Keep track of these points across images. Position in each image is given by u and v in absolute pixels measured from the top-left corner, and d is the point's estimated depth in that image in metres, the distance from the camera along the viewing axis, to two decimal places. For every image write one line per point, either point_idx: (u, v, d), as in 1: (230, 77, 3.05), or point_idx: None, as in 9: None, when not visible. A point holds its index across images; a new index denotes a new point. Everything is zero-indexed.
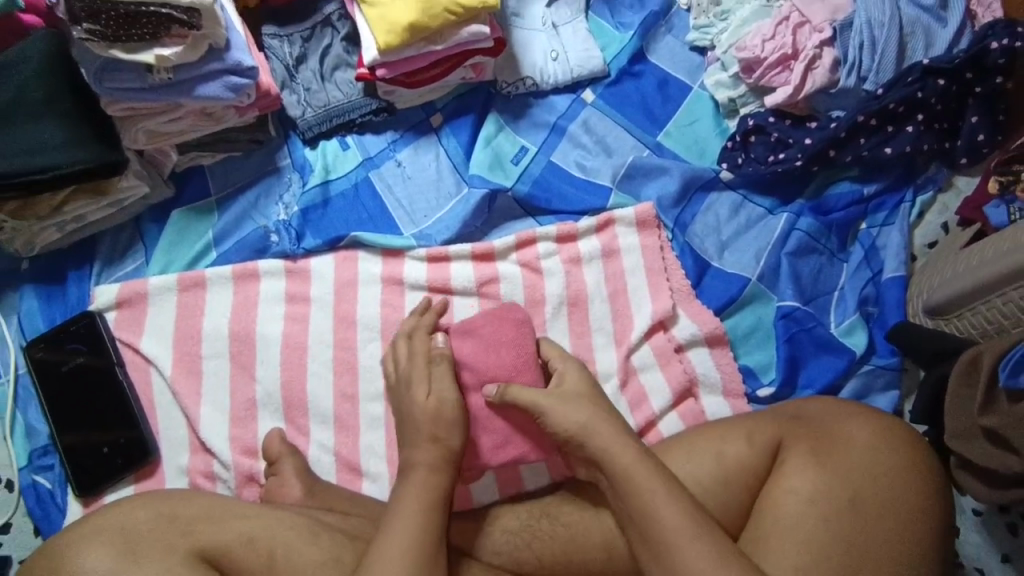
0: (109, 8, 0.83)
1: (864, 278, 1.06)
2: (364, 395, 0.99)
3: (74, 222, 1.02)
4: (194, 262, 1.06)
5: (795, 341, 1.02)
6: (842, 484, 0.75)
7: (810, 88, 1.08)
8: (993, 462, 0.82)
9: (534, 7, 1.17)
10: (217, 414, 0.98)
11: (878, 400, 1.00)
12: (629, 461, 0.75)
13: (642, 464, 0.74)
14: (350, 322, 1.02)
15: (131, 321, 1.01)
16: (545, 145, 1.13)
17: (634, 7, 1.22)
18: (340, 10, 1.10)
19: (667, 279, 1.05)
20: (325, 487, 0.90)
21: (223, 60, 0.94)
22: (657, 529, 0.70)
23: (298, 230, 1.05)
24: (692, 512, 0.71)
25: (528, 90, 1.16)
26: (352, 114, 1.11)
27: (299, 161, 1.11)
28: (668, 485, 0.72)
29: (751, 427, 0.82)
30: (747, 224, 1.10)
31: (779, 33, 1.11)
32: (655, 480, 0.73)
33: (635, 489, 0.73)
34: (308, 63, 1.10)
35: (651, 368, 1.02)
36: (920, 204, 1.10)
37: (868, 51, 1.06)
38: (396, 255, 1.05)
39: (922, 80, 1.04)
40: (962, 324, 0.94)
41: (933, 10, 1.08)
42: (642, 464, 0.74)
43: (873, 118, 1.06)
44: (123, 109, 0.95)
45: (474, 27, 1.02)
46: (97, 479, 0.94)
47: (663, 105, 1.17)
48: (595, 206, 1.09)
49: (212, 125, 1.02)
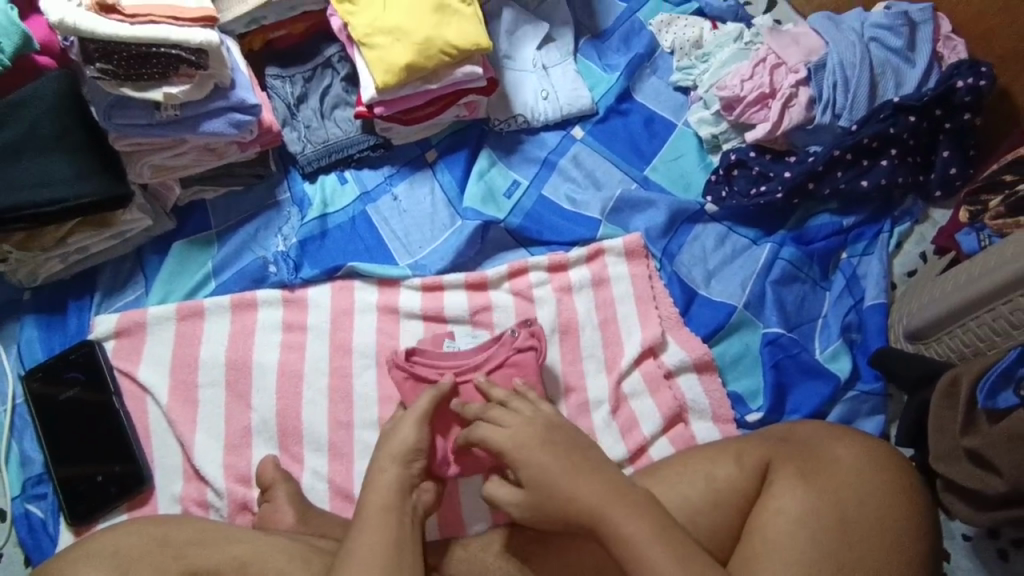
0: (122, 49, 0.88)
1: (846, 305, 1.09)
2: (360, 422, 1.00)
3: (78, 253, 1.05)
4: (193, 292, 1.08)
5: (780, 367, 1.04)
6: (830, 503, 0.77)
7: (788, 125, 1.13)
8: (974, 481, 0.84)
9: (526, 50, 1.23)
10: (212, 441, 0.99)
11: (864, 424, 1.02)
12: (617, 518, 0.71)
13: (634, 509, 0.72)
14: (346, 349, 1.04)
15: (129, 350, 1.03)
16: (536, 179, 1.17)
17: (620, 50, 1.29)
18: (340, 53, 1.16)
19: (655, 307, 1.08)
20: (318, 514, 0.90)
21: (228, 98, 0.98)
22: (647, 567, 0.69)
23: (296, 261, 1.08)
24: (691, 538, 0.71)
25: (519, 127, 1.21)
26: (350, 150, 1.15)
27: (299, 195, 1.14)
28: (659, 531, 0.70)
29: (739, 448, 0.84)
30: (732, 254, 1.14)
31: (757, 73, 1.17)
32: (647, 530, 0.70)
33: (628, 539, 0.70)
34: (309, 102, 1.15)
35: (642, 395, 1.03)
36: (898, 234, 1.14)
37: (841, 90, 1.12)
38: (392, 285, 1.08)
39: (894, 117, 1.09)
40: (942, 348, 0.96)
41: (902, 52, 1.14)
42: (639, 521, 0.71)
43: (848, 152, 1.11)
44: (129, 144, 0.99)
45: (468, 67, 1.07)
46: (90, 508, 0.94)
47: (649, 141, 1.23)
48: (585, 237, 1.12)
49: (215, 159, 1.06)
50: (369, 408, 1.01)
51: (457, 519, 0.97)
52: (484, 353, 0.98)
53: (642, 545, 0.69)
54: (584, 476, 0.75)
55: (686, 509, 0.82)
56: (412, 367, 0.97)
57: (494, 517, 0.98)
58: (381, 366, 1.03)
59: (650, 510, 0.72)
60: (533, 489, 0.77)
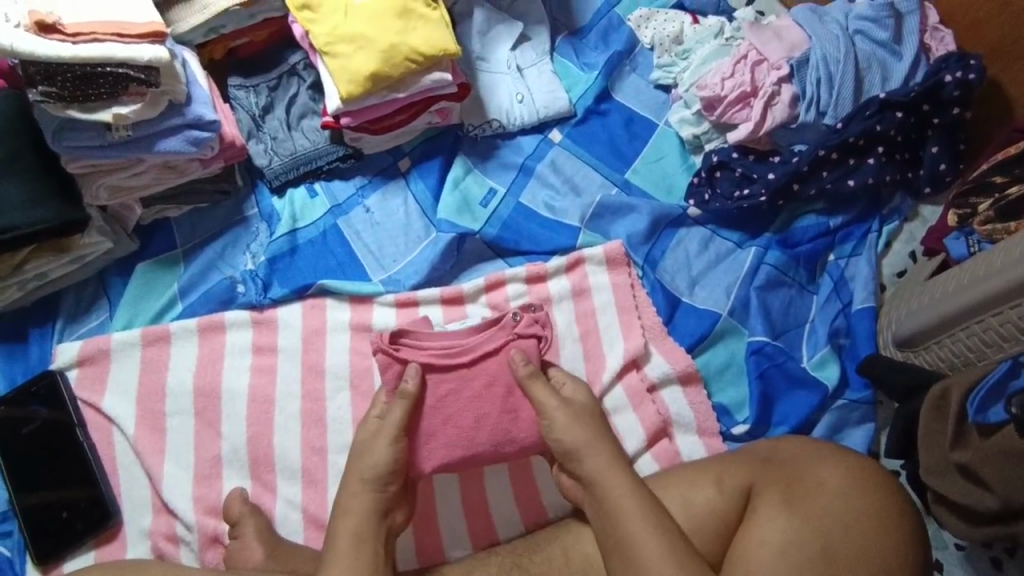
0: (65, 70, 0.83)
1: (834, 310, 1.06)
2: (335, 447, 0.97)
3: (36, 280, 1.00)
4: (160, 315, 1.04)
5: (766, 377, 1.01)
6: (816, 533, 0.74)
7: (771, 124, 1.09)
8: (966, 497, 0.81)
9: (499, 51, 1.19)
10: (181, 473, 0.96)
11: (853, 434, 0.99)
12: (621, 504, 0.77)
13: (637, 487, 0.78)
14: (318, 371, 1.01)
15: (93, 379, 1.00)
16: (513, 186, 1.13)
17: (598, 48, 1.24)
18: (305, 60, 1.11)
19: (638, 317, 1.04)
20: (289, 548, 0.88)
21: (184, 115, 0.94)
22: (619, 520, 0.76)
23: (264, 280, 1.04)
24: (671, 540, 0.74)
25: (494, 132, 1.16)
26: (318, 162, 1.11)
27: (267, 210, 1.10)
28: (647, 509, 0.76)
29: (721, 471, 0.83)
30: (716, 259, 1.10)
31: (738, 71, 1.12)
32: (610, 470, 0.81)
33: (622, 520, 0.76)
34: (274, 113, 1.11)
35: (625, 409, 1.00)
36: (886, 233, 1.11)
37: (826, 87, 1.08)
38: (364, 302, 1.04)
39: (881, 113, 1.05)
40: (931, 357, 0.93)
41: (888, 45, 1.10)
42: (614, 475, 0.80)
43: (834, 151, 1.07)
44: (83, 166, 0.94)
45: (437, 73, 1.03)
46: (55, 547, 0.91)
47: (630, 142, 1.18)
48: (565, 246, 1.09)
49: (176, 177, 1.02)
50: (343, 432, 0.98)
51: (435, 546, 0.94)
52: (479, 336, 0.91)
53: (623, 501, 0.77)
54: None
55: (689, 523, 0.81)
56: (400, 351, 0.90)
57: (473, 540, 0.95)
58: (356, 388, 1.00)
59: (621, 461, 0.82)
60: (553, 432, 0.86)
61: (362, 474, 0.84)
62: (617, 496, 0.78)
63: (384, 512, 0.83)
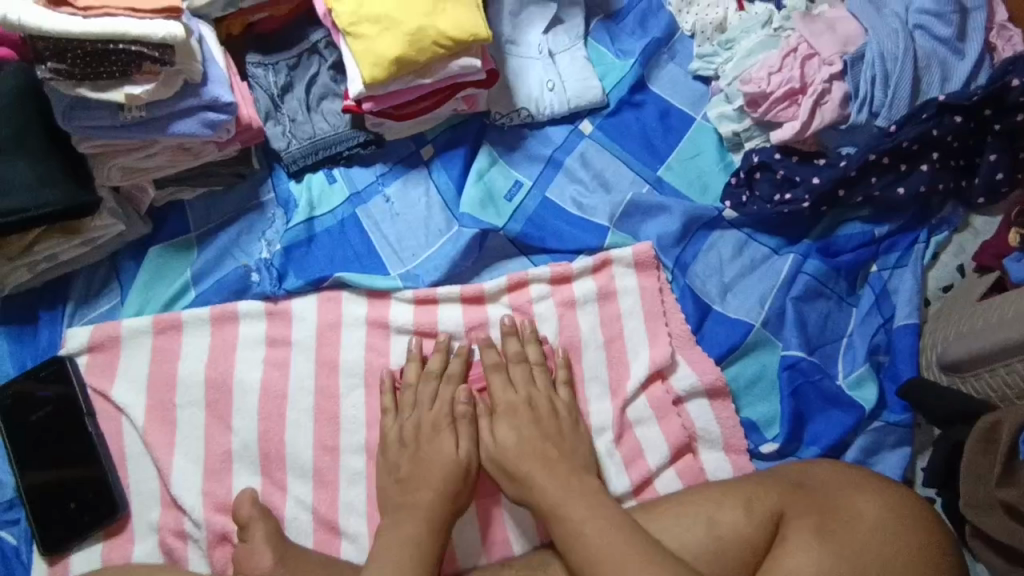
0: (74, 46, 0.80)
1: (874, 324, 1.00)
2: (347, 447, 0.94)
3: (46, 261, 0.98)
4: (172, 302, 1.01)
5: (800, 394, 0.97)
6: (851, 567, 0.70)
7: (819, 124, 1.02)
8: (1010, 537, 0.76)
9: (531, 34, 1.12)
10: (191, 467, 0.94)
11: (888, 457, 0.95)
12: (575, 514, 0.79)
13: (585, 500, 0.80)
14: (333, 367, 0.97)
15: (103, 367, 0.97)
16: (541, 180, 1.08)
17: (634, 34, 1.17)
18: (327, 38, 1.06)
19: (665, 323, 1.00)
20: (298, 552, 0.86)
21: (199, 96, 0.90)
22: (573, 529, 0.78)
23: (280, 269, 1.01)
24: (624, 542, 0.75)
25: (522, 121, 1.11)
26: (339, 147, 1.06)
27: (284, 196, 1.06)
28: (596, 513, 0.78)
29: (751, 494, 0.78)
30: (751, 265, 1.04)
31: (786, 65, 1.05)
32: (550, 479, 0.83)
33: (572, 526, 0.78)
34: (294, 93, 1.06)
35: (648, 421, 0.96)
36: (934, 244, 1.04)
37: (881, 86, 1.00)
38: (382, 296, 1.00)
39: (938, 117, 0.98)
40: (979, 385, 0.88)
41: (950, 42, 1.03)
42: (551, 485, 0.82)
43: (885, 156, 1.00)
44: (96, 146, 0.91)
45: (465, 59, 0.97)
46: (63, 537, 0.90)
47: (664, 136, 1.12)
48: (592, 245, 1.03)
49: (191, 160, 0.98)
50: (357, 432, 0.95)
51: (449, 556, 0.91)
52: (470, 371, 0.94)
53: (563, 505, 0.80)
54: (536, 462, 0.85)
55: (699, 551, 0.77)
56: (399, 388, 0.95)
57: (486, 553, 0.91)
58: (371, 386, 0.97)
59: (559, 469, 0.84)
60: (503, 462, 0.86)
61: (431, 477, 0.85)
62: (580, 524, 0.78)
63: (452, 496, 0.85)
